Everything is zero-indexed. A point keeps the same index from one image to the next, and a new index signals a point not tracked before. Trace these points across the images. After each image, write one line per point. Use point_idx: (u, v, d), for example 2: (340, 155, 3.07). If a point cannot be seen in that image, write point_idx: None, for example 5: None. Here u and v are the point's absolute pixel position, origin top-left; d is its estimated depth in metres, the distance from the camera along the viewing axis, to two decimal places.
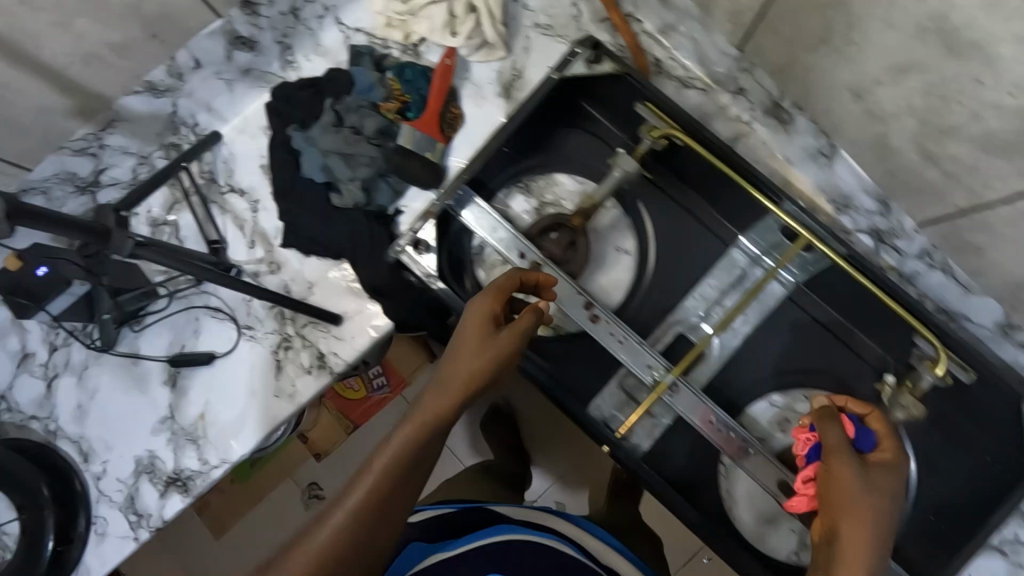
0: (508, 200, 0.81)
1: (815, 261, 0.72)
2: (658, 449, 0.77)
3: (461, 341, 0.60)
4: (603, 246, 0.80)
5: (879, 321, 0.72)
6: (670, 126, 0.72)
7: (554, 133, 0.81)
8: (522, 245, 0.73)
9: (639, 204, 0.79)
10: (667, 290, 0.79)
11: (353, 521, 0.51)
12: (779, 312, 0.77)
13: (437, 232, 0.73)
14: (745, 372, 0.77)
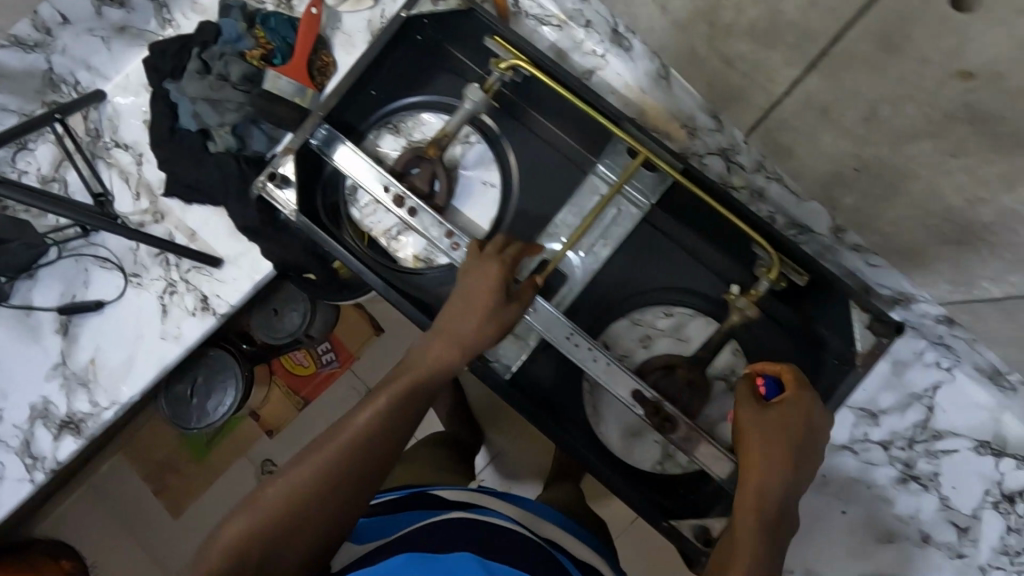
0: (377, 141, 0.86)
1: (659, 180, 0.77)
2: (527, 370, 0.81)
3: (456, 303, 0.69)
4: (469, 180, 0.84)
5: (723, 234, 0.76)
6: (514, 56, 0.76)
7: (419, 75, 0.86)
8: (382, 177, 0.77)
9: (501, 141, 0.84)
10: (531, 219, 0.82)
11: (349, 450, 0.58)
12: (636, 236, 0.80)
13: (298, 168, 0.77)
14: (605, 293, 0.81)
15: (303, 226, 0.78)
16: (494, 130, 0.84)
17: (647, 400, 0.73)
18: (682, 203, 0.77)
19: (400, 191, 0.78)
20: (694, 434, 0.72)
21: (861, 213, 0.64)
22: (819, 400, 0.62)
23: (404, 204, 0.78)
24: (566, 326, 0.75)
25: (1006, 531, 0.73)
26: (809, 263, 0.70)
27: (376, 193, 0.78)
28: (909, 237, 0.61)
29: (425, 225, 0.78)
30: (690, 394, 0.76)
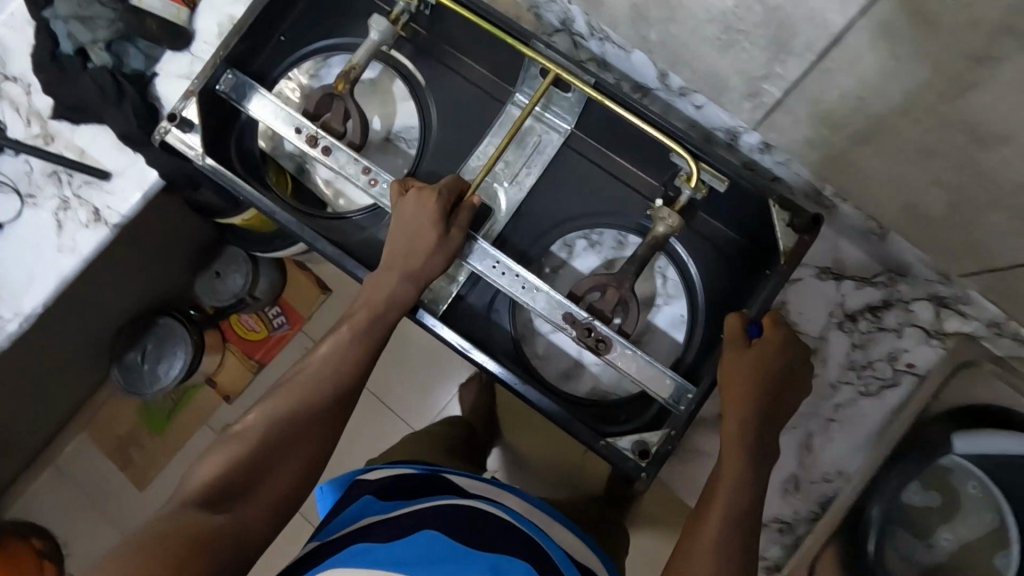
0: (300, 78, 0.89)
1: (575, 101, 0.79)
2: (468, 313, 0.85)
3: (400, 248, 0.73)
4: (371, 96, 0.89)
5: (646, 151, 0.80)
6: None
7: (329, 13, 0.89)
8: (296, 119, 0.77)
9: (428, 95, 0.87)
10: (454, 148, 0.86)
11: (311, 396, 0.70)
12: (552, 168, 0.84)
13: (202, 112, 0.80)
14: (537, 221, 0.84)
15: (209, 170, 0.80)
16: (421, 82, 0.87)
17: (577, 322, 0.73)
18: (597, 124, 0.81)
19: (314, 132, 0.77)
20: (624, 351, 0.73)
21: (667, 46, 0.72)
22: (789, 342, 0.72)
23: (317, 143, 0.77)
24: (491, 255, 0.76)
25: (849, 346, 0.86)
26: (727, 169, 0.73)
27: (290, 135, 0.77)
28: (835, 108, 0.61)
29: (343, 165, 0.78)
30: (624, 313, 0.77)
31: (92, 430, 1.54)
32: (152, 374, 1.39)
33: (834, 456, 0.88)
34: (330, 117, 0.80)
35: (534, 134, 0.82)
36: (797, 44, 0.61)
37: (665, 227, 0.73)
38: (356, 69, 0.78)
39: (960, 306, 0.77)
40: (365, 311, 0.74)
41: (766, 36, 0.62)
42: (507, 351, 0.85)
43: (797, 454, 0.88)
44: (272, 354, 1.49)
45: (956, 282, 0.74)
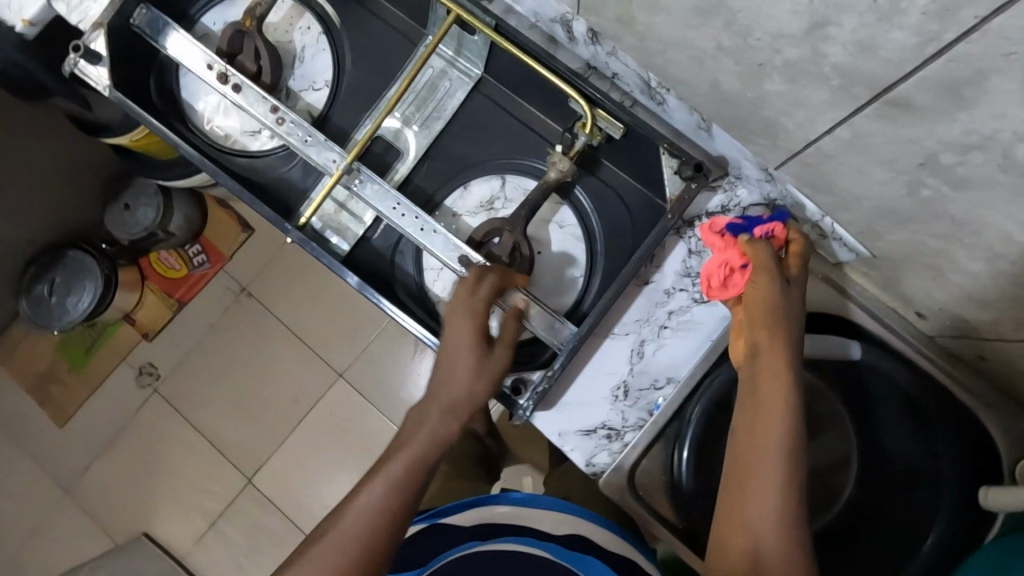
0: (211, 25, 0.87)
1: (481, 45, 0.80)
2: (375, 257, 0.86)
3: (457, 371, 0.70)
4: (287, 40, 0.87)
5: (549, 97, 0.82)
6: None
7: None
8: (209, 56, 0.78)
9: (342, 36, 0.87)
10: (366, 92, 0.87)
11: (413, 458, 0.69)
12: (464, 114, 0.87)
13: (111, 45, 0.79)
14: (444, 164, 0.87)
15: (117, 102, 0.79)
16: (336, 24, 0.87)
17: (471, 265, 0.76)
18: (504, 71, 0.83)
19: (224, 70, 0.79)
20: (518, 295, 0.76)
21: None
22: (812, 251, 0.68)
23: (228, 81, 0.79)
24: (391, 195, 0.78)
25: (687, 253, 0.81)
26: (621, 114, 0.74)
27: (200, 71, 0.79)
28: (648, 50, 0.66)
29: (250, 103, 0.79)
30: (516, 258, 0.79)
31: (9, 364, 1.52)
32: (61, 307, 1.37)
33: (663, 361, 0.82)
34: (244, 57, 0.82)
35: (446, 78, 0.85)
36: None
37: (556, 170, 0.77)
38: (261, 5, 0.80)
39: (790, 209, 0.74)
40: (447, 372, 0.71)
41: None
42: (406, 288, 0.86)
43: (628, 358, 0.82)
44: (192, 293, 1.51)
45: (777, 177, 0.72)
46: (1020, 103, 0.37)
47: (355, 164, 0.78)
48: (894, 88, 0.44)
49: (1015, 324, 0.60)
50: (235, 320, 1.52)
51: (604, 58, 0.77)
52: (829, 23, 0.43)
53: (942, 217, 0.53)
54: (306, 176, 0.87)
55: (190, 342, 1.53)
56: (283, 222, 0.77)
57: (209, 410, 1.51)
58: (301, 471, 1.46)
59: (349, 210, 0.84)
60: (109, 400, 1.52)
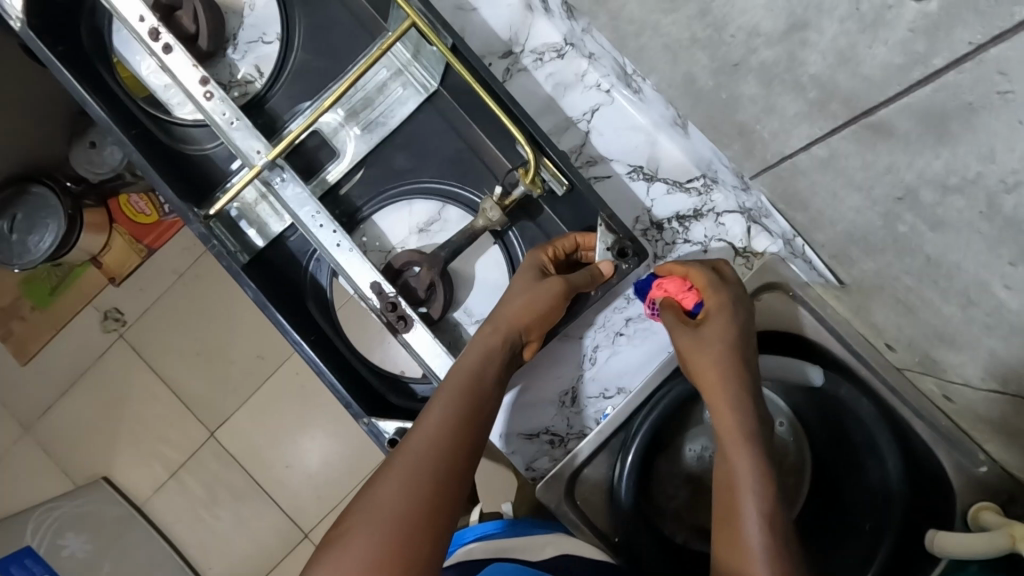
0: None
1: (437, 58, 0.72)
2: (287, 270, 0.80)
3: (513, 310, 0.64)
4: (235, 17, 0.79)
5: (495, 127, 0.75)
6: None
7: None
8: (138, 6, 0.70)
9: (297, 12, 0.78)
10: (312, 81, 0.79)
11: (425, 476, 0.52)
12: (412, 126, 0.79)
13: None
14: (378, 177, 0.79)
15: (30, 41, 0.71)
16: None
17: (382, 295, 0.72)
18: (460, 88, 0.74)
19: (156, 25, 0.72)
20: (420, 332, 0.72)
21: None
22: (732, 290, 0.65)
23: (159, 39, 0.72)
24: (311, 204, 0.73)
25: (652, 258, 0.77)
26: (567, 172, 0.69)
27: (130, 23, 0.71)
28: (622, 35, 0.59)
29: (180, 69, 0.73)
30: (432, 295, 0.75)
31: None
32: (21, 246, 1.27)
33: (614, 370, 0.79)
34: (184, 14, 0.76)
35: (395, 88, 0.78)
36: None
37: (484, 219, 0.71)
38: None
39: (763, 220, 0.70)
40: (467, 368, 0.61)
41: None
42: (317, 300, 0.81)
43: (579, 363, 0.79)
44: (162, 241, 1.41)
45: (752, 189, 0.65)
46: (1011, 147, 0.31)
47: (279, 159, 0.73)
48: (874, 112, 0.38)
49: (984, 374, 0.56)
50: (202, 273, 1.42)
51: (580, 33, 0.70)
52: (807, 26, 0.37)
53: (918, 256, 0.47)
54: (233, 158, 0.80)
55: (160, 289, 1.43)
56: (189, 211, 0.72)
57: (176, 361, 1.43)
58: (265, 429, 1.41)
59: (269, 203, 0.78)
60: (67, 345, 1.45)
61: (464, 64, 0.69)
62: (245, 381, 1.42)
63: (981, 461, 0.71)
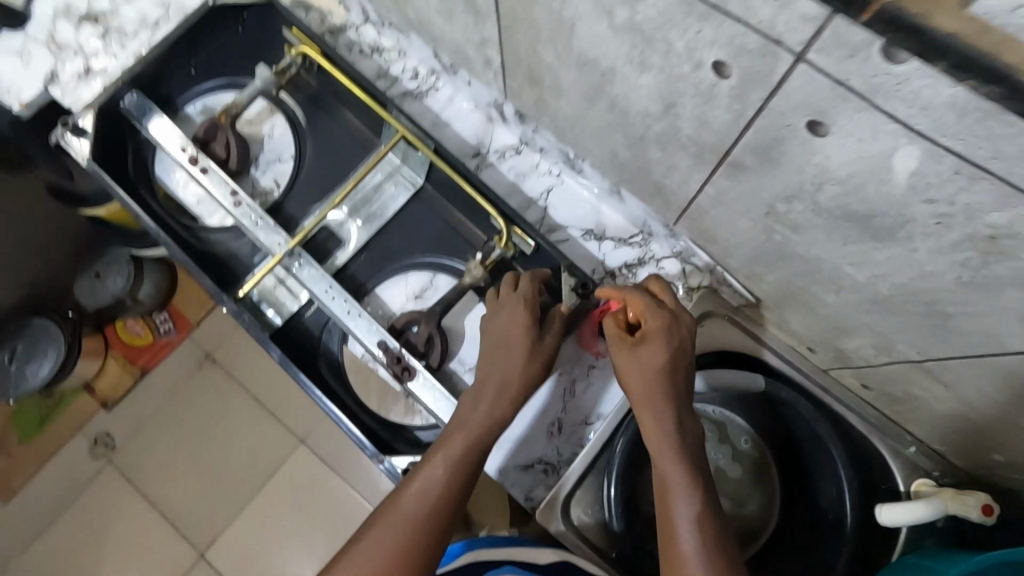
0: (189, 111, 0.99)
1: (423, 161, 0.92)
2: (302, 342, 0.92)
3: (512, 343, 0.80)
4: (258, 147, 0.99)
5: (472, 209, 0.93)
6: (303, 44, 0.93)
7: (218, 48, 0.99)
8: (182, 141, 0.91)
9: (308, 137, 0.99)
10: (321, 187, 0.98)
11: (434, 491, 0.71)
12: (403, 215, 0.96)
13: (98, 122, 0.91)
14: (379, 256, 0.95)
15: (95, 173, 0.90)
16: (303, 124, 0.99)
17: (388, 349, 0.85)
18: (442, 182, 0.94)
19: (194, 153, 0.92)
20: (423, 379, 0.85)
21: (454, 43, 0.83)
22: (669, 313, 0.76)
23: (197, 163, 0.92)
24: (325, 280, 0.88)
25: None
26: (532, 235, 0.87)
27: (175, 153, 0.92)
28: (565, 130, 0.80)
29: (214, 184, 0.92)
30: (430, 347, 0.88)
31: None
32: (20, 374, 1.32)
33: (593, 398, 0.90)
34: (218, 145, 0.95)
35: (390, 187, 0.96)
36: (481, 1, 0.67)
37: (469, 276, 0.87)
38: (236, 106, 0.93)
39: (692, 258, 0.88)
40: (476, 423, 0.75)
41: (469, 7, 0.71)
42: (329, 365, 0.92)
43: (561, 397, 0.90)
44: (155, 361, 1.49)
45: (677, 233, 0.84)
46: (807, 161, 0.49)
47: (297, 247, 0.89)
48: (730, 153, 0.56)
49: (877, 351, 0.70)
50: (196, 386, 1.51)
51: (533, 134, 0.92)
52: (675, 105, 0.56)
53: (797, 257, 0.65)
54: (253, 253, 0.95)
55: (152, 409, 1.49)
56: (222, 294, 0.87)
57: (165, 481, 1.46)
58: (263, 533, 1.43)
59: (286, 286, 0.92)
60: (54, 482, 1.43)
61: (446, 162, 0.89)
62: (241, 488, 1.45)
63: (909, 443, 0.85)
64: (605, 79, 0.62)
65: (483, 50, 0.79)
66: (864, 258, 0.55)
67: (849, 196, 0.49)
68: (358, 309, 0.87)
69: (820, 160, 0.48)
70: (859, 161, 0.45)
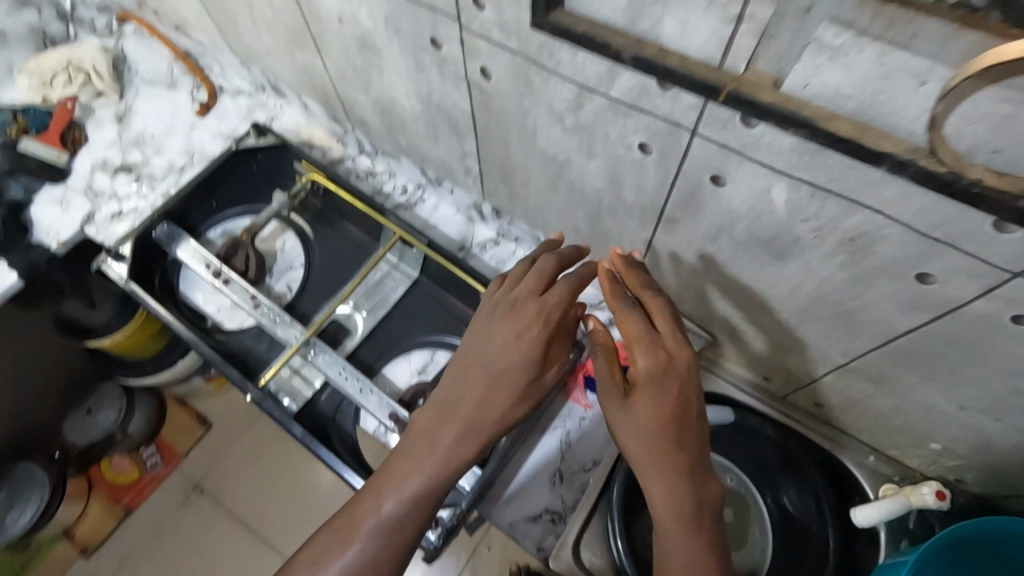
0: (211, 234, 1.15)
1: (417, 256, 1.09)
2: (317, 424, 1.01)
3: (497, 351, 0.71)
4: (272, 259, 1.14)
5: (463, 292, 1.08)
6: (312, 173, 1.12)
7: (236, 183, 1.18)
8: (207, 258, 1.05)
9: (316, 246, 1.15)
10: (329, 287, 1.12)
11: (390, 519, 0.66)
12: (403, 304, 1.11)
13: (135, 249, 1.05)
14: (383, 340, 1.08)
15: (131, 292, 1.03)
16: (311, 237, 1.16)
17: (400, 419, 0.94)
18: (435, 272, 1.10)
19: (218, 267, 1.05)
20: None
21: (440, 160, 1.04)
22: (663, 338, 0.66)
23: (220, 275, 1.05)
24: (339, 363, 0.99)
25: None
26: None
27: (201, 269, 1.06)
28: (537, 217, 0.99)
29: (236, 291, 1.05)
30: None
31: None
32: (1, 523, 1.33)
33: (587, 446, 0.99)
34: (238, 259, 1.09)
35: (390, 280, 1.11)
36: (462, 124, 0.88)
37: None
38: (255, 226, 1.09)
39: None
40: (434, 460, 0.68)
41: (453, 129, 0.91)
42: (344, 443, 1.00)
43: (559, 448, 0.99)
44: (140, 498, 1.53)
45: None
46: (718, 205, 0.68)
47: (312, 337, 1.01)
48: (664, 210, 0.75)
49: (815, 363, 0.85)
50: (183, 519, 1.53)
51: (508, 226, 1.11)
52: (619, 180, 0.75)
53: (733, 289, 0.81)
54: (269, 349, 1.06)
55: (135, 549, 1.50)
56: (246, 382, 0.97)
57: None
58: None
59: (302, 375, 1.02)
60: None
61: (438, 253, 1.05)
62: None
63: (868, 452, 0.96)
64: (563, 168, 0.82)
65: (464, 162, 0.99)
66: (780, 277, 0.72)
67: (754, 227, 0.67)
68: (370, 386, 0.97)
69: (727, 203, 0.66)
70: (753, 199, 0.63)
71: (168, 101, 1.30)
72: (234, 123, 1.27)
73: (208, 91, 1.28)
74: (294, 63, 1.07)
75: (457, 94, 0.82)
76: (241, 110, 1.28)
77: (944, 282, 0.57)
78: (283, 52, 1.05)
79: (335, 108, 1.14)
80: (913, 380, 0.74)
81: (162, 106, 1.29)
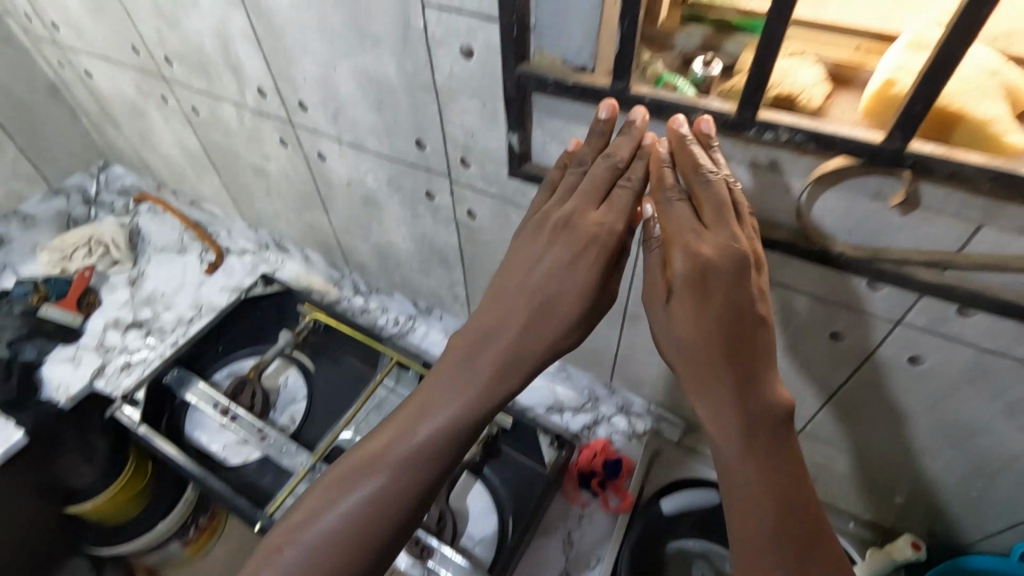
0: (217, 376, 1.24)
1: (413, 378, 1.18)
2: None
3: (525, 272, 0.60)
4: (276, 394, 1.22)
5: None
6: (314, 311, 1.26)
7: (242, 327, 1.30)
8: (215, 397, 1.13)
9: (317, 378, 1.24)
10: (330, 415, 1.19)
11: (392, 482, 0.56)
12: None
13: (149, 394, 1.14)
14: None
15: (142, 436, 1.09)
16: (312, 370, 1.25)
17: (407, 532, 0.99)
18: None
19: (226, 405, 1.13)
20: (442, 552, 0.97)
21: (432, 291, 1.20)
22: (716, 226, 0.53)
23: (228, 412, 1.12)
24: None
25: None
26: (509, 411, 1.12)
27: (210, 408, 1.12)
28: None
29: (245, 425, 1.11)
30: (443, 524, 1.03)
31: None
32: None
33: (590, 544, 1.02)
34: (244, 396, 1.18)
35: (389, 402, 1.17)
36: (452, 257, 1.06)
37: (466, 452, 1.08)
38: (262, 364, 1.19)
39: (631, 408, 1.16)
40: (439, 415, 0.58)
41: (444, 262, 1.09)
42: None
43: (562, 548, 1.02)
44: None
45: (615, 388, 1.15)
46: None
47: (319, 461, 1.06)
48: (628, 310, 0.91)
49: None
50: None
51: None
52: None
53: None
54: (274, 479, 1.10)
55: None
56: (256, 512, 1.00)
57: None
58: None
59: None
60: None
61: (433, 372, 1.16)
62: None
63: (847, 519, 1.03)
64: None
65: (453, 289, 1.15)
66: None
67: None
68: None
69: None
70: None
71: (177, 263, 1.45)
72: (239, 277, 1.42)
73: (216, 251, 1.44)
74: (302, 222, 1.26)
75: (447, 233, 1.00)
76: (245, 265, 1.44)
77: (852, 337, 0.73)
78: (294, 215, 1.25)
79: (337, 258, 1.32)
80: (860, 433, 0.86)
81: (172, 268, 1.44)
